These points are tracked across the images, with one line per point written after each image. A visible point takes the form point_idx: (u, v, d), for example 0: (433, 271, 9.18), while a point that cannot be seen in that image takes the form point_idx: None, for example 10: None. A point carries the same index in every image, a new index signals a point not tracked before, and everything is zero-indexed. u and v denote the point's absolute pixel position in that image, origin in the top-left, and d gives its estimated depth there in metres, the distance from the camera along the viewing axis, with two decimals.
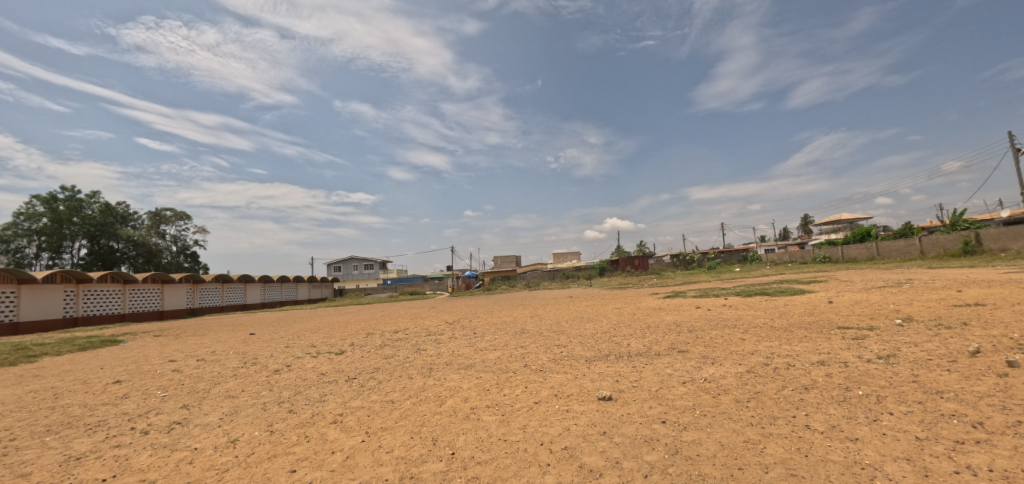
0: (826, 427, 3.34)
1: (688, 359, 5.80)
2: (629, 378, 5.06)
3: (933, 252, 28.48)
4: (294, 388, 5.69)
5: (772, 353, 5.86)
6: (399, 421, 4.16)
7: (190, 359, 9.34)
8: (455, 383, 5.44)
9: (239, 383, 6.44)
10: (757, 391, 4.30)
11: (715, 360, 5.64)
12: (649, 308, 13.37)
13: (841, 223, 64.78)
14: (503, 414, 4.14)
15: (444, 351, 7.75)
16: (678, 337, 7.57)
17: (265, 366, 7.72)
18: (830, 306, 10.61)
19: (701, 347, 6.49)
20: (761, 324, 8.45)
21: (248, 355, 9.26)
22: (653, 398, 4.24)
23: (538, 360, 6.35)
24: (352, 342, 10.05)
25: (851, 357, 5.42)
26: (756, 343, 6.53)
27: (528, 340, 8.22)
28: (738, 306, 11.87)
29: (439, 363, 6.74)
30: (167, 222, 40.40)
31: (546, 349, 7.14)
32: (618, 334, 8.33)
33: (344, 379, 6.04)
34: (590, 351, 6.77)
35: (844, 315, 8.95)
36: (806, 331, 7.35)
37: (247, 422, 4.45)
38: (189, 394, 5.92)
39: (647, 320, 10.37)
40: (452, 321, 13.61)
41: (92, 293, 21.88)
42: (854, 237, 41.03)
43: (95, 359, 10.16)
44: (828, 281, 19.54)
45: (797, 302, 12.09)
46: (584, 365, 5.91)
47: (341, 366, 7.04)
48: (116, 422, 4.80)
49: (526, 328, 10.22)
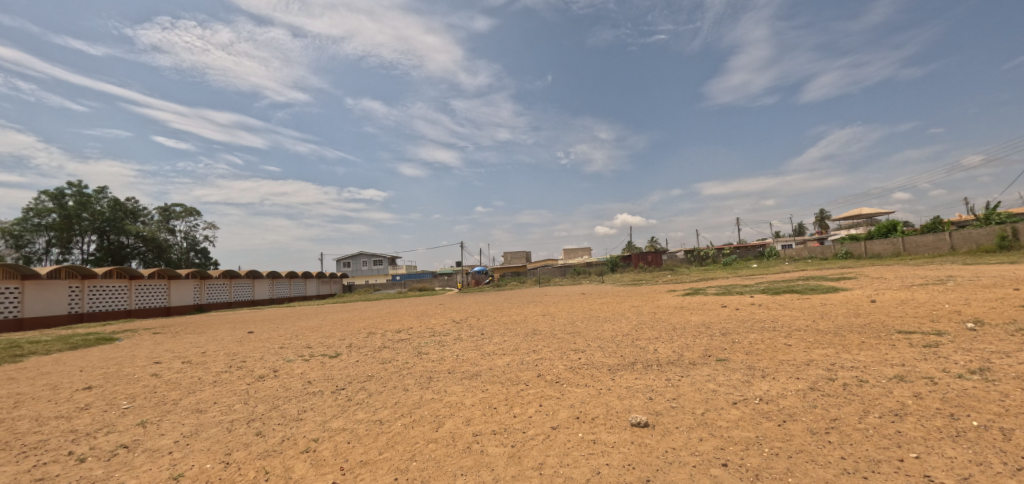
0: (956, 480, 2.44)
1: (731, 371, 4.89)
2: (665, 395, 4.18)
3: (965, 248, 26.90)
4: (271, 402, 4.93)
5: (831, 363, 4.94)
6: (386, 452, 3.36)
7: (175, 361, 8.67)
8: (456, 397, 4.62)
9: (215, 392, 5.71)
10: (835, 420, 3.38)
11: (766, 373, 4.70)
12: (670, 307, 12.40)
13: (861, 217, 62.68)
14: (512, 445, 3.31)
15: (448, 356, 6.95)
16: (712, 341, 6.67)
17: (250, 371, 6.99)
18: (876, 306, 9.54)
19: (743, 355, 5.56)
20: (804, 327, 7.49)
21: (238, 357, 8.55)
22: (702, 427, 3.37)
23: (554, 369, 5.50)
24: (351, 343, 9.30)
25: (934, 372, 4.46)
26: (808, 351, 5.59)
27: (541, 344, 7.40)
28: (769, 305, 10.84)
29: (440, 370, 5.93)
30: (176, 218, 40.38)
31: (562, 356, 6.29)
32: (641, 337, 7.43)
33: (330, 390, 5.25)
34: (613, 359, 5.90)
35: (897, 317, 7.91)
36: (862, 336, 6.36)
37: (203, 448, 3.69)
38: (154, 406, 5.18)
39: (671, 320, 9.50)
40: (459, 319, 12.85)
41: (97, 289, 21.58)
42: (878, 232, 39.24)
43: (82, 360, 9.57)
44: (858, 278, 18.33)
45: (833, 301, 11.01)
46: (607, 376, 5.05)
47: (331, 374, 6.27)
48: (55, 444, 4.06)
49: (538, 328, 9.37)
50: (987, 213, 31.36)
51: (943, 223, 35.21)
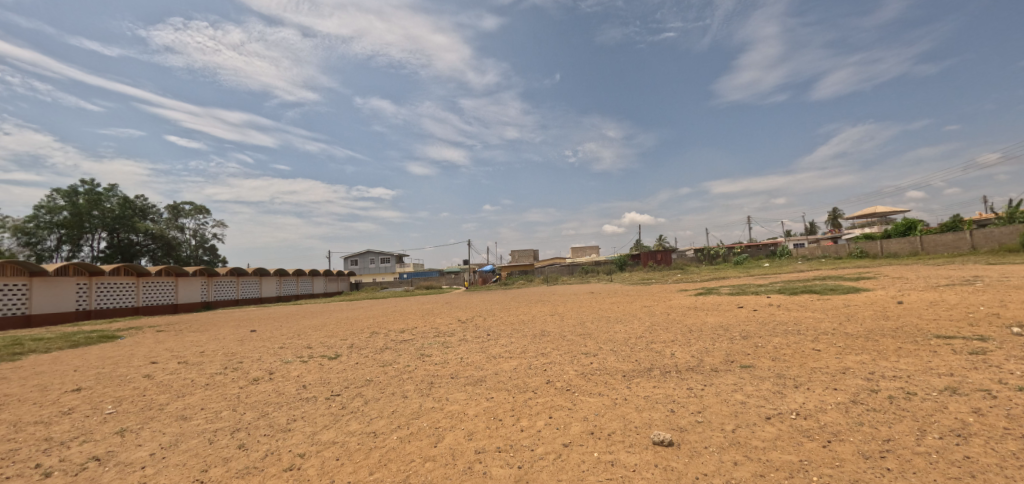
0: None
1: (758, 380, 4.46)
2: (689, 408, 3.77)
3: (986, 248, 25.99)
4: (261, 409, 4.62)
5: (870, 372, 4.48)
6: (376, 471, 3.00)
7: (172, 361, 8.41)
8: (458, 407, 4.24)
9: (205, 396, 5.42)
10: (888, 441, 2.96)
11: (799, 383, 4.25)
12: (682, 307, 11.90)
13: (875, 216, 61.34)
14: (519, 466, 2.92)
15: (451, 358, 6.59)
16: (734, 345, 6.22)
17: (245, 373, 6.70)
18: (904, 307, 9.01)
19: (770, 361, 5.12)
20: (831, 330, 6.98)
21: (236, 357, 8.28)
22: (734, 447, 2.97)
23: (564, 375, 5.10)
24: (352, 343, 8.97)
25: (990, 383, 3.98)
26: (842, 358, 5.12)
27: (550, 346, 6.99)
28: (789, 307, 10.31)
29: (442, 374, 5.57)
30: (185, 216, 40.59)
31: (572, 360, 5.88)
32: (656, 340, 6.99)
33: (323, 396, 4.91)
34: (627, 364, 5.49)
35: (931, 320, 7.39)
36: (898, 341, 5.88)
37: (180, 462, 3.37)
38: (138, 412, 4.91)
39: (687, 322, 9.04)
40: (464, 319, 12.50)
41: (104, 286, 21.58)
42: (895, 231, 38.15)
43: (80, 359, 9.38)
44: (877, 278, 17.66)
45: (857, 302, 10.44)
46: (622, 384, 4.65)
47: (327, 377, 5.95)
48: (25, 453, 3.77)
49: (546, 329, 8.96)
50: (1011, 211, 30.27)
51: (963, 221, 34.14)
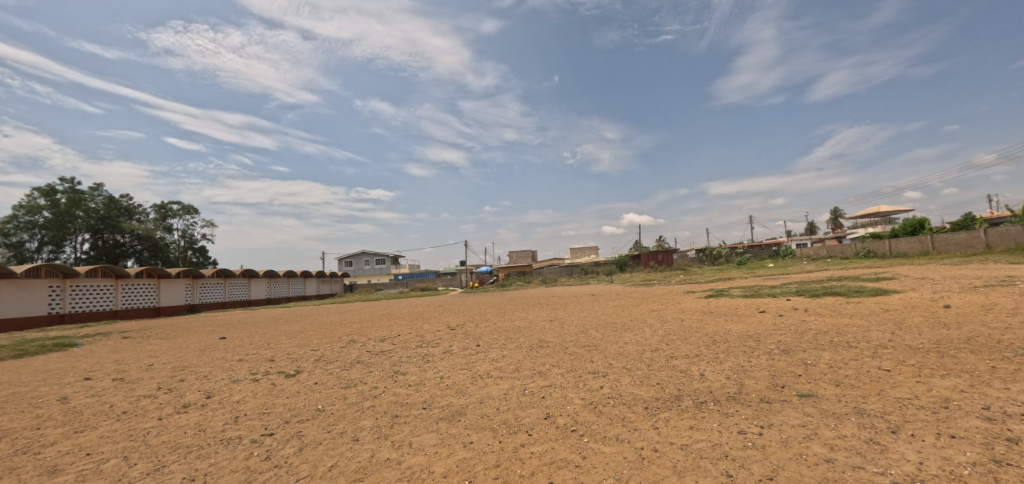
0: None
1: (835, 419, 3.26)
2: (753, 470, 2.59)
3: (1001, 246, 24.87)
4: (159, 459, 3.41)
5: (984, 408, 3.31)
6: None
7: (109, 377, 7.21)
8: (422, 460, 3.05)
9: (108, 431, 4.24)
10: None
11: (896, 425, 3.07)
12: (696, 312, 10.63)
13: (877, 215, 60.25)
14: None
15: (429, 378, 5.41)
16: (777, 363, 5.02)
17: (178, 396, 5.52)
18: (955, 312, 7.85)
19: (836, 389, 3.93)
20: (890, 341, 5.78)
21: (179, 373, 7.05)
22: None
23: (568, 407, 3.90)
24: (321, 356, 7.76)
25: None
26: (933, 384, 3.92)
27: (550, 363, 5.78)
28: (819, 311, 9.10)
29: (412, 404, 4.38)
30: (173, 216, 39.28)
31: (578, 383, 4.68)
32: (677, 355, 5.77)
33: (250, 438, 3.71)
34: (648, 390, 4.28)
35: (1001, 329, 6.18)
36: (987, 359, 4.68)
37: None
38: (6, 458, 3.72)
39: (706, 330, 7.88)
40: (455, 325, 11.29)
41: (78, 289, 20.27)
42: (903, 230, 36.85)
43: (10, 373, 8.14)
44: (898, 278, 16.52)
45: (895, 305, 9.27)
46: (646, 422, 3.46)
47: (272, 404, 4.76)
48: None
49: (544, 339, 7.72)
50: None
51: (975, 219, 32.91)
